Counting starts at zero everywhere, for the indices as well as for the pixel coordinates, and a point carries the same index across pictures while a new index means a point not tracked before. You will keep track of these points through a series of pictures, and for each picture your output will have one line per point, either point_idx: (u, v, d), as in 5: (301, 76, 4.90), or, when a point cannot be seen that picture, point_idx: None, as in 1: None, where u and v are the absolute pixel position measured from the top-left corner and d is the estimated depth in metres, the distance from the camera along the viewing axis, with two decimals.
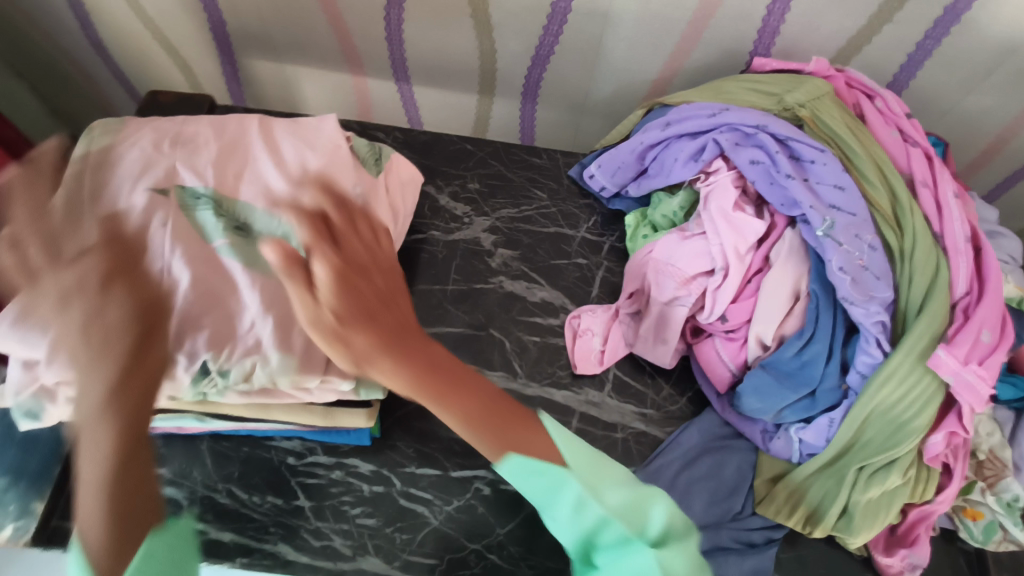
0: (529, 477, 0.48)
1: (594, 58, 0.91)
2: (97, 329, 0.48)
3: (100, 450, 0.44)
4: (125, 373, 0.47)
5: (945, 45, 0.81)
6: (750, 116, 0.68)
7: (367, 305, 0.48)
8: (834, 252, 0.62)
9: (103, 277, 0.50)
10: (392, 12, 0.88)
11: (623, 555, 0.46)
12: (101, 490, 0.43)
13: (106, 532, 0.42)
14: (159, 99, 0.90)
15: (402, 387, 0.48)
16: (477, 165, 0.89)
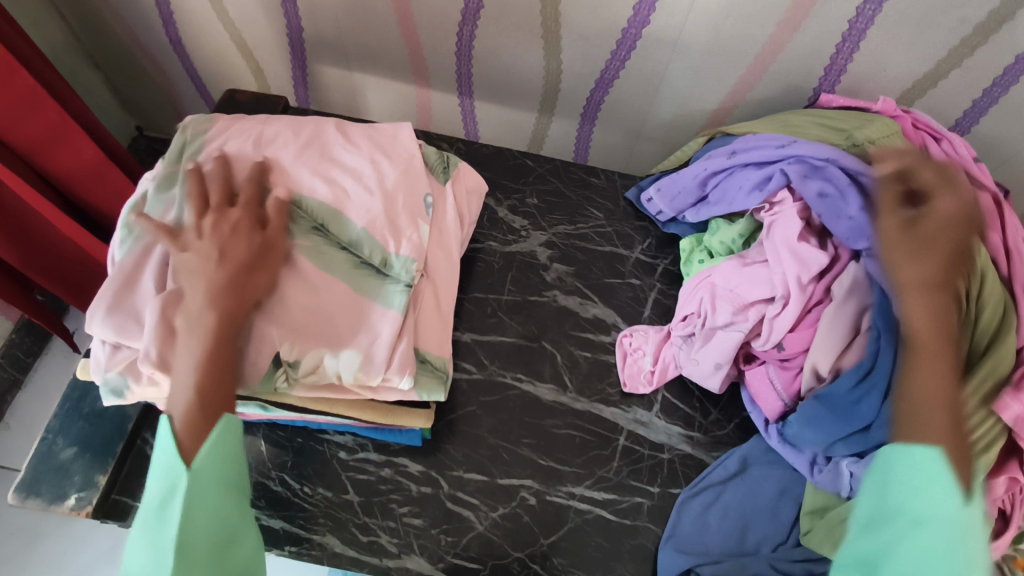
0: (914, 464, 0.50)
1: (657, 85, 0.93)
2: (231, 264, 0.59)
3: (195, 353, 0.55)
4: (218, 337, 0.56)
5: (1012, 94, 0.82)
6: (820, 150, 0.70)
7: (924, 247, 0.61)
8: None
9: (240, 230, 0.61)
10: (465, 29, 0.92)
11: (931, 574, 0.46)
12: (194, 382, 0.54)
13: (194, 417, 0.53)
14: (237, 97, 0.93)
15: (930, 309, 0.59)
16: (536, 181, 0.91)
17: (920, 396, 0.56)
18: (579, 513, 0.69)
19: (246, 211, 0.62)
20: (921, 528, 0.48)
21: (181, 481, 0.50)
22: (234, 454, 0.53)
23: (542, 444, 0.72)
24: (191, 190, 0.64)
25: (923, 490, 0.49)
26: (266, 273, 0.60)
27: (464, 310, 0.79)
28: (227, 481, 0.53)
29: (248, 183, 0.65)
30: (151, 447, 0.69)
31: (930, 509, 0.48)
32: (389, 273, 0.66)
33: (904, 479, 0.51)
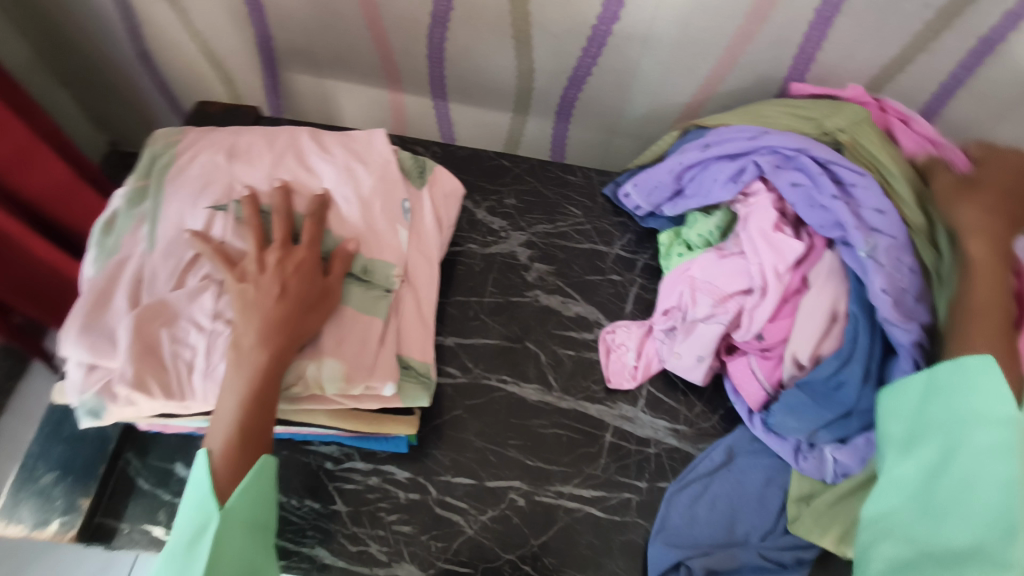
0: (970, 374, 0.56)
1: (629, 80, 0.93)
2: (291, 302, 0.58)
3: (238, 392, 0.54)
4: (266, 379, 0.54)
5: (978, 76, 0.82)
6: (791, 140, 0.70)
7: (994, 191, 0.66)
8: (877, 273, 0.63)
9: (302, 267, 0.60)
10: (435, 31, 0.91)
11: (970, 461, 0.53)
12: (233, 420, 0.53)
13: (235, 457, 0.53)
14: (208, 109, 0.92)
15: (992, 232, 0.63)
16: (513, 181, 0.91)
17: (981, 297, 0.60)
18: (569, 512, 0.69)
19: (311, 252, 0.61)
20: (981, 426, 0.54)
21: (213, 519, 0.51)
22: (264, 496, 0.54)
23: (529, 445, 0.72)
24: (249, 220, 0.62)
25: (973, 395, 0.55)
26: (319, 314, 0.59)
27: (446, 314, 0.79)
28: (258, 522, 0.53)
29: (286, 216, 0.63)
30: (133, 467, 0.67)
31: (983, 412, 0.55)
32: (370, 279, 0.65)
33: (953, 390, 0.57)
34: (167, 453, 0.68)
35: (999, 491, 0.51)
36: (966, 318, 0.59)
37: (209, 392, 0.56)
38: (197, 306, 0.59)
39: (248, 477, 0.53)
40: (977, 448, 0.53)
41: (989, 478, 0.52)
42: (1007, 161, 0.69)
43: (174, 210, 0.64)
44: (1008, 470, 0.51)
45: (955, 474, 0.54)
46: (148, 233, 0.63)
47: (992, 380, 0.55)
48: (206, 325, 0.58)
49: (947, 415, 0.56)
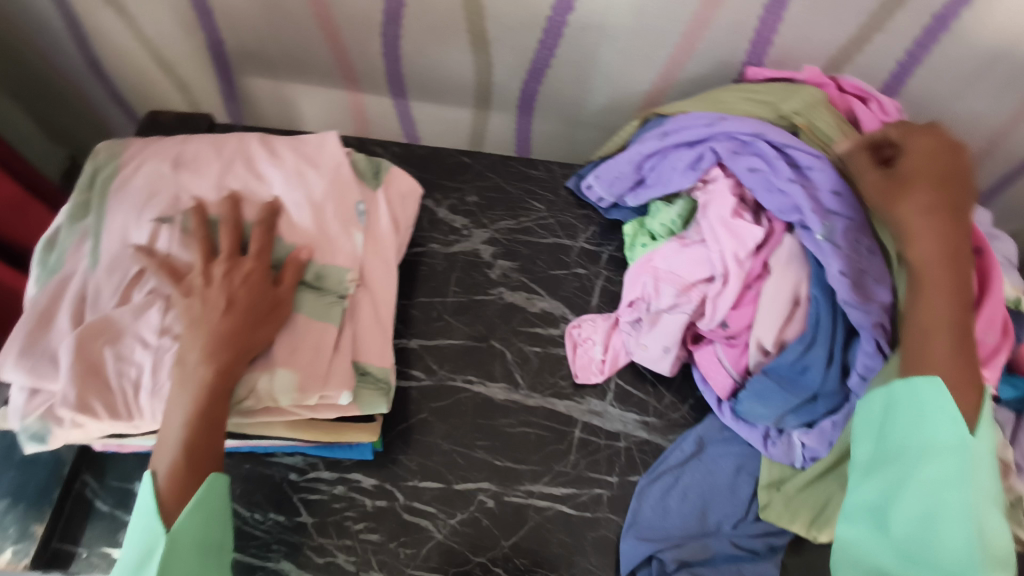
0: (922, 398, 0.53)
1: (589, 71, 0.92)
2: (239, 314, 0.56)
3: (184, 411, 0.52)
4: (211, 397, 0.53)
5: (935, 51, 0.82)
6: (747, 125, 0.69)
7: (927, 179, 0.60)
8: (834, 256, 0.63)
9: (249, 276, 0.58)
10: (389, 28, 0.89)
11: (924, 492, 0.50)
12: (179, 441, 0.52)
13: (180, 479, 0.51)
14: (159, 117, 0.90)
15: (934, 235, 0.58)
16: (475, 178, 0.89)
17: (932, 312, 0.56)
18: (539, 511, 0.68)
19: (261, 263, 0.60)
20: (933, 455, 0.51)
21: (161, 543, 0.49)
22: (215, 516, 0.53)
23: (497, 445, 0.70)
24: (195, 232, 0.61)
25: (925, 420, 0.52)
26: (269, 327, 0.57)
27: (410, 316, 0.77)
28: (210, 542, 0.52)
29: (231, 225, 0.61)
30: (91, 489, 0.66)
31: (936, 440, 0.51)
32: (323, 286, 0.63)
33: (906, 414, 0.53)
34: (126, 473, 0.67)
35: (955, 531, 0.48)
36: (921, 338, 0.56)
37: (156, 411, 0.54)
38: (144, 322, 0.57)
39: (196, 498, 0.51)
40: (931, 483, 0.50)
41: (943, 514, 0.48)
42: (922, 137, 0.62)
43: (118, 224, 0.62)
44: (962, 506, 0.48)
45: (903, 510, 0.50)
46: (91, 249, 0.61)
47: (942, 404, 0.51)
48: (153, 342, 0.56)
49: (904, 441, 0.53)
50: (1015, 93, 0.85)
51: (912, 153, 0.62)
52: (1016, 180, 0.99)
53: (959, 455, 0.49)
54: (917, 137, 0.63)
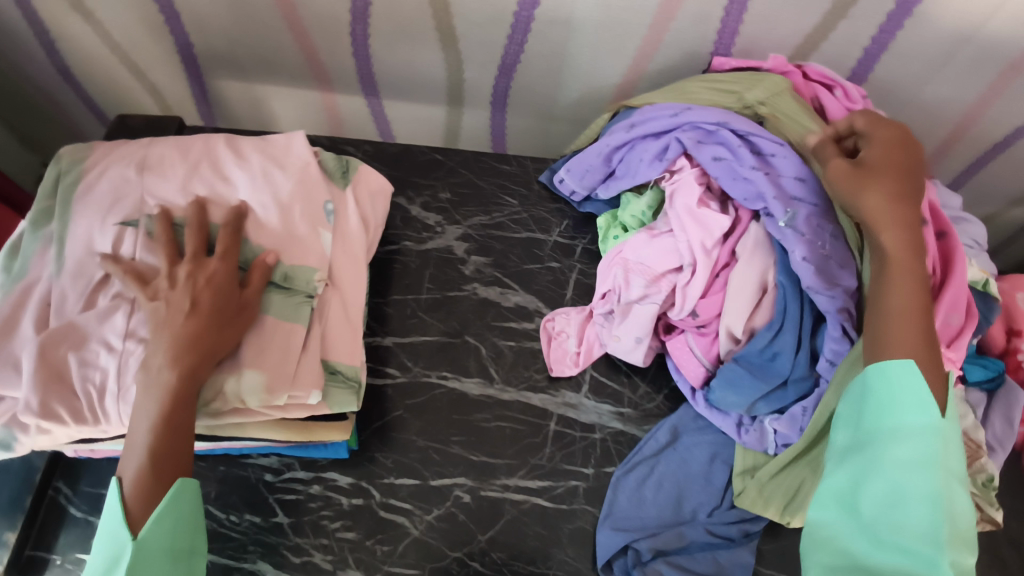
0: (894, 382, 0.51)
1: (560, 65, 0.92)
2: (202, 317, 0.56)
3: (150, 416, 0.52)
4: (175, 401, 0.53)
5: (900, 38, 0.83)
6: (711, 115, 0.70)
7: (891, 170, 0.61)
8: (797, 243, 0.63)
9: (212, 277, 0.58)
10: (358, 27, 0.89)
11: (898, 474, 0.48)
12: (145, 447, 0.52)
13: (146, 487, 0.51)
14: (129, 121, 0.89)
15: (902, 223, 0.58)
16: (447, 175, 0.89)
17: (903, 296, 0.56)
18: (515, 504, 0.68)
19: (227, 264, 0.59)
20: (906, 440, 0.49)
21: (126, 550, 0.49)
22: (184, 522, 0.52)
23: (473, 440, 0.71)
24: (161, 236, 0.61)
25: (895, 403, 0.51)
26: (234, 330, 0.57)
27: (384, 314, 0.77)
28: (177, 549, 0.51)
29: (196, 227, 0.62)
30: (64, 496, 0.66)
31: (906, 424, 0.50)
32: (290, 285, 0.63)
33: (877, 401, 0.52)
34: (100, 478, 0.66)
35: (925, 511, 0.46)
36: (893, 320, 0.55)
37: (119, 416, 0.54)
38: (109, 326, 0.57)
39: (162, 504, 0.51)
40: (901, 464, 0.48)
41: (913, 496, 0.47)
42: (885, 130, 0.63)
43: (81, 229, 0.62)
44: (931, 487, 0.46)
45: (874, 491, 0.48)
46: (55, 255, 0.61)
47: (914, 388, 0.50)
48: (118, 346, 0.56)
49: (875, 425, 0.51)
50: (979, 77, 0.86)
51: (877, 145, 0.63)
52: (986, 163, 1.00)
53: (934, 440, 0.48)
54: (879, 129, 0.64)
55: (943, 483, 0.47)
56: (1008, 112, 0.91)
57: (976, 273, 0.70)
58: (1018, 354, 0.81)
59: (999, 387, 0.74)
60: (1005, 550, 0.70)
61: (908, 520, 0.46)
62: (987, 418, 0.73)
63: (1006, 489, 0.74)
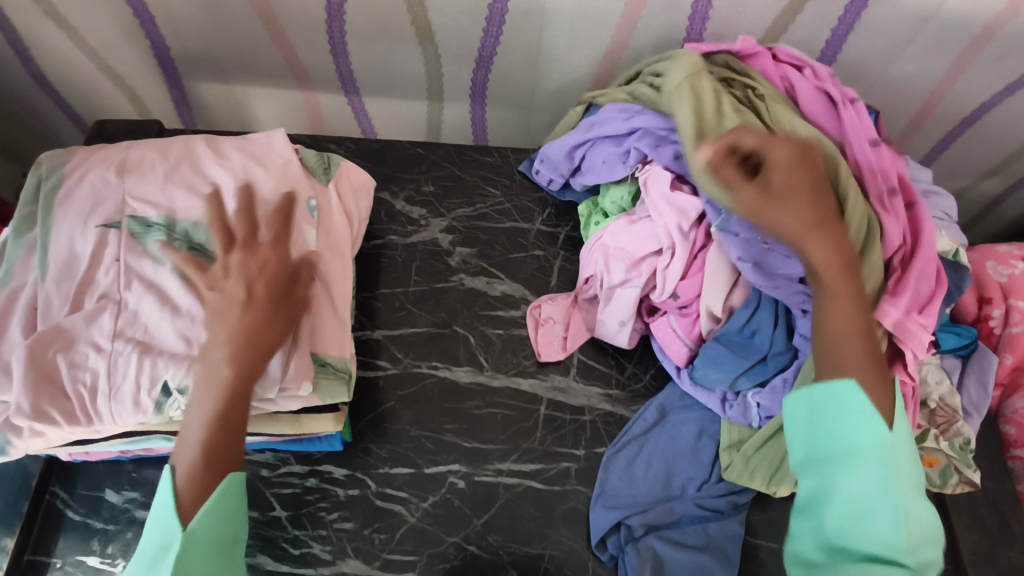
0: (838, 399, 0.51)
1: (536, 56, 0.94)
2: (257, 308, 0.57)
3: (207, 411, 0.53)
4: (232, 397, 0.54)
5: (866, 17, 0.85)
6: (659, 120, 0.73)
7: (802, 192, 0.59)
8: (735, 243, 0.65)
9: (265, 266, 0.59)
10: (334, 25, 0.90)
11: (860, 494, 0.48)
12: (200, 441, 0.52)
13: (197, 475, 0.51)
14: (107, 127, 0.89)
15: (822, 251, 0.57)
16: (430, 169, 0.90)
17: (844, 318, 0.56)
18: (509, 488, 0.69)
19: (279, 253, 0.60)
20: (858, 458, 0.49)
21: (175, 539, 0.48)
22: (233, 514, 0.52)
23: (465, 427, 0.72)
24: (215, 220, 0.61)
25: (844, 420, 0.50)
26: (284, 324, 0.58)
27: (373, 308, 0.78)
28: (224, 541, 0.50)
29: (246, 211, 0.62)
30: (61, 499, 0.66)
31: (858, 439, 0.49)
32: None
33: (827, 419, 0.51)
34: (96, 481, 0.67)
35: (890, 530, 0.47)
36: (830, 352, 0.55)
37: (110, 415, 0.55)
38: (97, 327, 0.58)
39: (213, 496, 0.51)
40: (862, 487, 0.48)
41: (874, 516, 0.47)
42: (783, 144, 0.60)
43: (65, 234, 0.63)
44: (893, 507, 0.47)
45: (840, 516, 0.49)
46: (40, 260, 0.61)
47: (863, 406, 0.50)
48: (106, 346, 0.57)
49: (832, 442, 0.51)
50: (944, 54, 0.89)
51: (775, 163, 0.59)
52: (956, 138, 1.03)
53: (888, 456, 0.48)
54: (773, 144, 0.60)
55: (902, 501, 0.47)
56: (975, 87, 0.93)
57: (945, 244, 0.73)
58: (989, 321, 0.84)
59: (973, 353, 0.76)
60: (984, 509, 0.72)
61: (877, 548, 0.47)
62: (962, 384, 0.76)
63: (984, 451, 0.77)
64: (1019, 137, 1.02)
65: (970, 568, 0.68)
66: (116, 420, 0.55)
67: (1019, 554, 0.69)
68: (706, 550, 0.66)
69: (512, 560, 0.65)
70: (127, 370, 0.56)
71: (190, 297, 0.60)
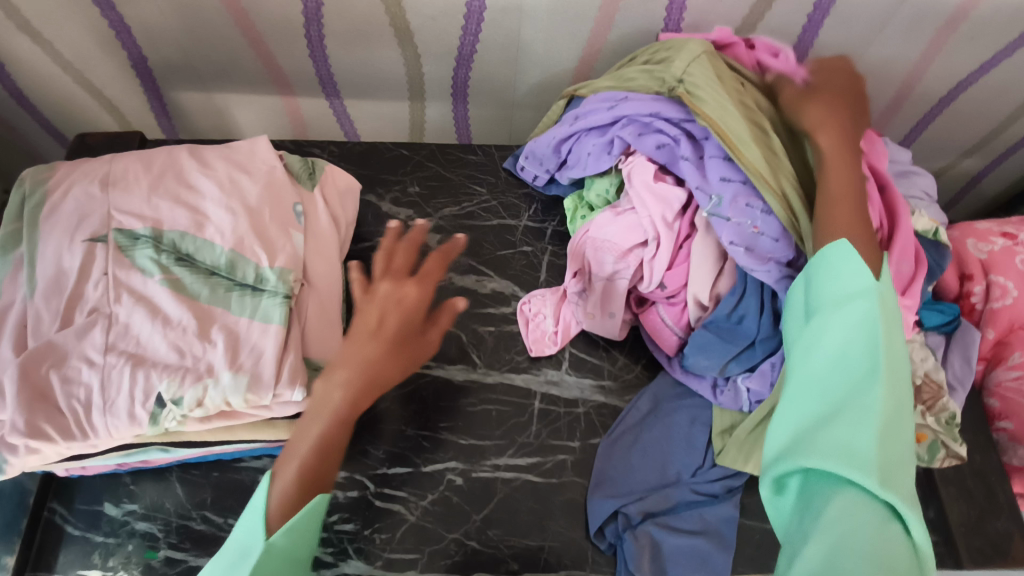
0: (833, 262, 0.51)
1: (516, 52, 0.94)
2: (384, 340, 0.60)
3: (312, 434, 0.56)
4: (336, 428, 0.56)
5: (838, 2, 0.86)
6: (644, 106, 0.73)
7: (833, 97, 0.66)
8: (723, 228, 0.66)
9: (405, 302, 0.63)
10: (312, 29, 0.90)
11: (835, 341, 0.46)
12: (302, 460, 0.55)
13: (291, 489, 0.53)
14: (88, 140, 0.89)
15: (832, 140, 0.63)
16: (415, 169, 0.91)
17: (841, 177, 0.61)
18: (507, 482, 0.70)
19: (421, 292, 0.64)
20: (839, 308, 0.47)
21: (257, 547, 0.49)
22: (310, 534, 0.53)
23: (460, 425, 0.72)
24: (389, 245, 0.68)
25: (838, 276, 0.50)
26: (409, 361, 0.62)
27: None
28: (297, 559, 0.52)
29: (411, 245, 0.68)
30: (60, 515, 0.66)
31: (845, 291, 0.48)
32: (265, 287, 0.64)
33: (821, 281, 0.51)
34: (94, 495, 0.67)
35: (863, 378, 0.43)
36: (830, 205, 0.59)
37: (104, 428, 0.55)
38: (88, 341, 0.58)
39: (300, 514, 0.51)
40: (837, 334, 0.46)
41: (851, 364, 0.44)
42: (825, 69, 0.69)
43: (51, 249, 0.62)
44: (871, 350, 0.44)
45: (815, 369, 0.46)
46: (27, 277, 0.61)
47: (851, 260, 0.50)
48: (99, 360, 0.57)
49: (823, 300, 0.49)
50: (917, 37, 0.90)
51: (812, 80, 0.68)
52: (932, 118, 1.04)
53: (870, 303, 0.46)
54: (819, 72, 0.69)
55: (880, 343, 0.44)
56: (949, 66, 0.94)
57: (925, 223, 0.75)
58: (971, 297, 0.86)
59: (957, 329, 0.78)
60: (972, 481, 0.74)
61: (847, 398, 0.43)
62: (947, 359, 0.78)
63: (970, 425, 0.79)
64: (994, 115, 1.04)
65: (960, 539, 0.70)
66: (112, 434, 0.56)
67: (1006, 524, 0.71)
68: (703, 534, 0.67)
69: (512, 553, 0.66)
70: (120, 383, 0.56)
71: (181, 307, 0.60)
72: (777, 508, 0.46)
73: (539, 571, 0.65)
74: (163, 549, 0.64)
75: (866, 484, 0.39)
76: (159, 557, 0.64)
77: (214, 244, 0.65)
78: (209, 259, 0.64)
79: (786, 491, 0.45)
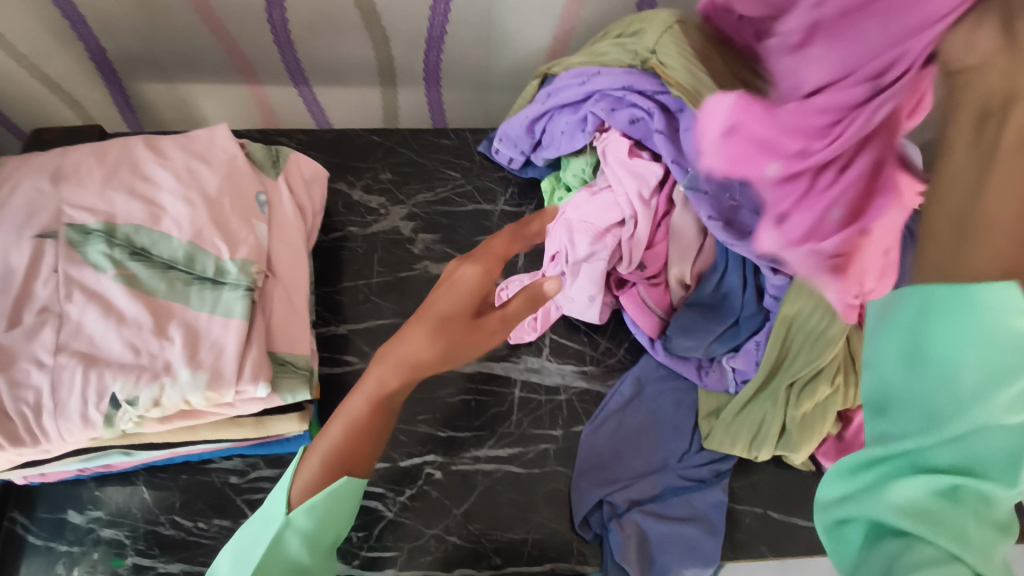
0: (975, 317, 0.34)
1: (488, 32, 0.91)
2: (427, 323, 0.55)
3: (346, 417, 0.55)
4: (369, 417, 0.56)
5: None
6: (616, 80, 0.70)
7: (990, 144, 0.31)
8: (700, 203, 0.64)
9: (458, 281, 0.57)
10: (275, 12, 0.86)
11: (965, 418, 0.35)
12: (327, 444, 0.55)
13: (313, 479, 0.53)
14: (44, 135, 0.85)
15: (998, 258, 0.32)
16: (386, 155, 0.88)
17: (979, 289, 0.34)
18: (488, 475, 0.67)
19: (481, 269, 0.57)
20: (966, 372, 0.35)
21: (277, 523, 0.52)
22: (336, 517, 0.53)
23: (439, 417, 0.70)
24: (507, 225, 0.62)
25: (971, 326, 0.34)
26: (461, 351, 0.56)
27: (337, 302, 0.76)
28: (317, 541, 0.53)
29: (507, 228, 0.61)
30: (21, 525, 0.63)
31: (981, 348, 0.35)
32: (226, 280, 0.61)
33: (954, 327, 0.35)
34: (57, 503, 0.64)
35: (990, 462, 0.35)
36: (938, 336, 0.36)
37: (57, 433, 0.53)
38: (37, 343, 0.55)
39: (318, 496, 0.52)
40: (953, 388, 0.36)
41: (972, 441, 0.35)
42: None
43: None
44: (1006, 437, 0.35)
45: (928, 441, 0.36)
46: None
47: (993, 313, 0.34)
48: (49, 362, 0.54)
49: (945, 351, 0.36)
50: None
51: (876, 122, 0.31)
52: None
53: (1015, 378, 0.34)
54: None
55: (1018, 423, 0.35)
56: None
57: None
58: None
59: None
60: None
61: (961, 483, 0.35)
62: None
63: None
64: None
65: None
66: (66, 438, 0.53)
67: None
68: (691, 521, 0.65)
69: (495, 548, 0.64)
70: (72, 386, 0.53)
71: (136, 303, 0.57)
72: (843, 533, 0.40)
73: (522, 564, 0.63)
74: (130, 556, 0.62)
75: (959, 561, 0.34)
76: (126, 565, 0.61)
77: (171, 237, 0.62)
78: (166, 253, 0.61)
79: (850, 528, 0.40)
